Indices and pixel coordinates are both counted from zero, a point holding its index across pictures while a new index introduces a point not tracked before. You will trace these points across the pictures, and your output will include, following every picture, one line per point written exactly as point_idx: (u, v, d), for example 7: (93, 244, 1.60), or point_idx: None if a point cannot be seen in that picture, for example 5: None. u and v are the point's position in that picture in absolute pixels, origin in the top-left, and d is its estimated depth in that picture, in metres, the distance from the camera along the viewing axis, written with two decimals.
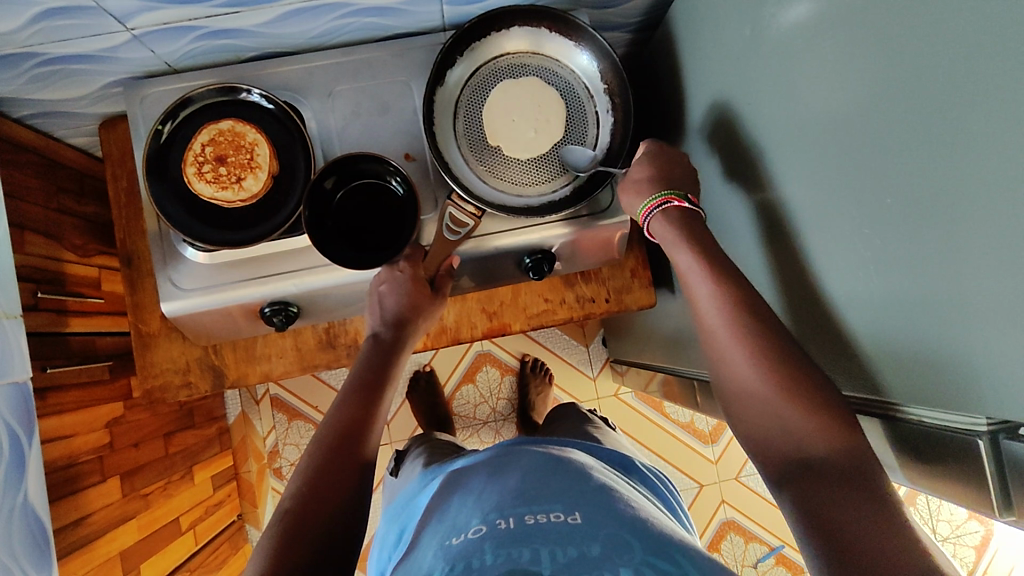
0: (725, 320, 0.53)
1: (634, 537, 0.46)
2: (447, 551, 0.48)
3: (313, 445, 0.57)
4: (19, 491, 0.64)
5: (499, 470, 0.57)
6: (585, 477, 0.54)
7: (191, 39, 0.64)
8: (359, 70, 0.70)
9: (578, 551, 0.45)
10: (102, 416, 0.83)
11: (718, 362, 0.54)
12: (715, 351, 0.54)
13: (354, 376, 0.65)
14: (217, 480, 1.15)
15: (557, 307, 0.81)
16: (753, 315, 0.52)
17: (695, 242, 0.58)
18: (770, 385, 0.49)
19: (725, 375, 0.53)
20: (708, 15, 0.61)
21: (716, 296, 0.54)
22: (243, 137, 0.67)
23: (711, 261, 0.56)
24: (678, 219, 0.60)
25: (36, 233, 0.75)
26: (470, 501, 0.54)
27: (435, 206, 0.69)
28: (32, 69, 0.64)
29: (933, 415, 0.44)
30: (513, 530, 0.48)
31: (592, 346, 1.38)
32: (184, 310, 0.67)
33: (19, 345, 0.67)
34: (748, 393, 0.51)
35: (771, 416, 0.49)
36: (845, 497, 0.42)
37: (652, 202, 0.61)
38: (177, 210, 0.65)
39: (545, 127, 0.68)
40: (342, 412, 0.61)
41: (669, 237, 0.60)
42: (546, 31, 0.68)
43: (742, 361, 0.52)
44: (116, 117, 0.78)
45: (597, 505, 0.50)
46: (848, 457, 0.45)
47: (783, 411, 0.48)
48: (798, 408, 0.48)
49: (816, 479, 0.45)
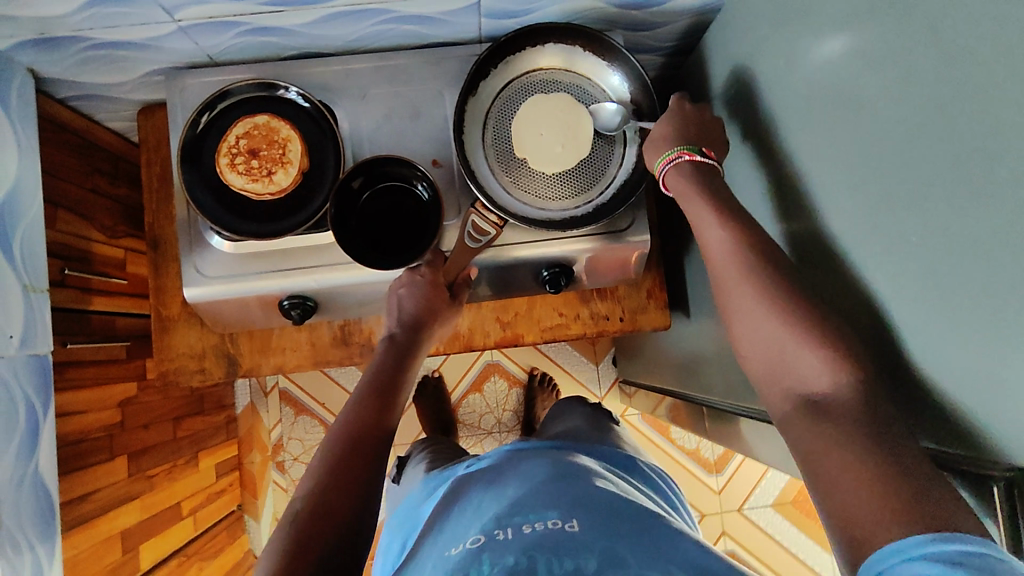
0: (736, 270, 0.52)
1: (628, 553, 0.45)
2: (445, 562, 0.48)
3: (326, 447, 0.58)
4: (31, 461, 0.65)
5: (496, 480, 0.58)
6: (586, 489, 0.54)
7: (235, 34, 0.66)
8: (394, 75, 0.72)
9: (574, 564, 0.44)
10: (116, 395, 0.84)
11: (735, 307, 0.52)
12: (731, 299, 0.52)
13: (370, 379, 0.66)
14: (222, 468, 1.16)
15: (571, 321, 0.82)
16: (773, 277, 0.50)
17: (710, 192, 0.56)
18: (784, 331, 0.48)
19: (736, 326, 0.52)
20: (741, 45, 0.62)
21: (728, 244, 0.53)
22: (277, 132, 0.68)
23: (726, 210, 0.54)
24: (693, 173, 0.58)
25: (68, 211, 0.77)
26: (468, 513, 0.54)
27: (458, 212, 0.70)
28: (78, 53, 0.66)
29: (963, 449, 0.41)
30: (510, 539, 0.48)
31: (602, 365, 1.38)
32: (206, 296, 0.68)
33: (43, 318, 0.70)
34: (765, 336, 0.49)
35: (785, 368, 0.48)
36: (847, 445, 0.41)
37: (665, 157, 0.60)
38: (206, 196, 0.67)
39: (571, 143, 0.69)
40: (357, 413, 0.61)
41: (685, 190, 0.58)
42: (580, 49, 0.69)
43: (753, 311, 0.50)
44: (155, 104, 0.80)
45: (593, 515, 0.50)
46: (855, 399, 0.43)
47: (795, 355, 0.47)
48: (812, 353, 0.46)
49: (821, 424, 0.43)
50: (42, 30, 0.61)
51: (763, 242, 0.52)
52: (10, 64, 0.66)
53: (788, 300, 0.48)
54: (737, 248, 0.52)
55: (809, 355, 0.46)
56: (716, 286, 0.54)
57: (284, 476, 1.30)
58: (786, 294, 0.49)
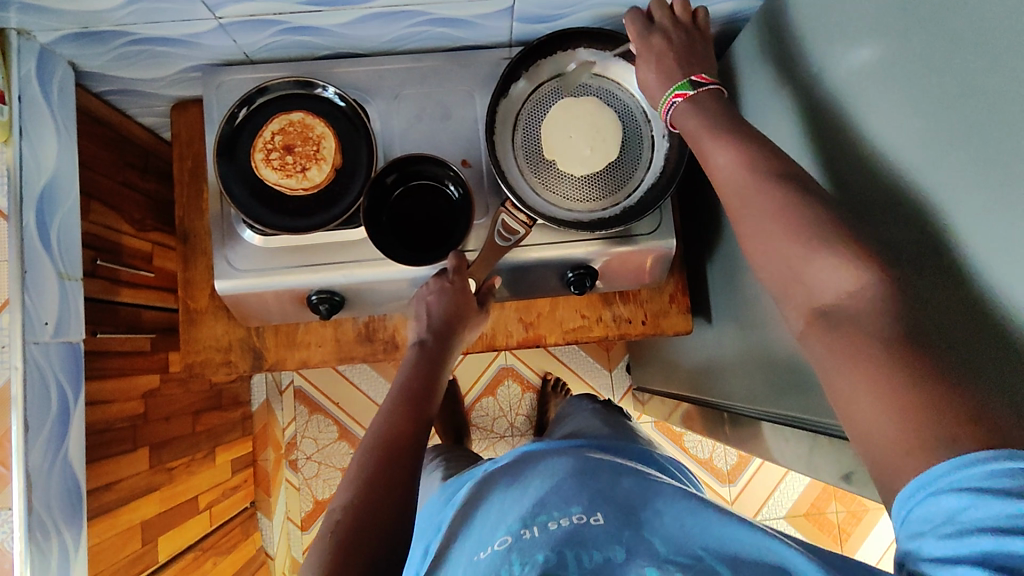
0: (751, 193, 0.49)
1: (653, 536, 0.46)
2: (475, 567, 0.48)
3: (362, 455, 0.58)
4: (61, 447, 0.66)
5: (517, 480, 0.58)
6: (611, 481, 0.54)
7: (272, 32, 0.68)
8: (426, 76, 0.73)
9: (603, 556, 0.45)
10: (140, 386, 0.85)
11: (743, 223, 0.50)
12: (738, 215, 0.50)
13: (399, 387, 0.66)
14: (237, 464, 1.16)
15: (594, 324, 0.83)
16: (778, 185, 0.48)
17: (719, 120, 0.54)
18: (802, 250, 0.45)
19: (750, 243, 0.49)
20: (772, 54, 0.63)
21: (742, 168, 0.50)
22: (311, 129, 0.69)
23: (733, 132, 0.52)
24: (694, 109, 0.56)
25: (101, 203, 0.79)
26: (492, 517, 0.54)
27: (487, 212, 0.71)
28: (119, 47, 0.67)
29: None
30: (536, 537, 0.48)
31: (615, 371, 1.39)
32: (236, 289, 0.69)
33: (76, 306, 0.71)
34: (773, 245, 0.47)
35: (795, 275, 0.46)
36: (866, 364, 0.39)
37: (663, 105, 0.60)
38: (242, 192, 0.68)
39: (601, 146, 0.70)
40: (389, 422, 0.61)
41: (690, 123, 0.56)
42: (611, 55, 0.70)
43: (769, 231, 0.47)
44: (189, 101, 0.82)
45: (614, 505, 0.51)
46: (874, 309, 0.41)
47: (813, 270, 0.44)
48: (832, 266, 0.43)
49: (842, 340, 0.41)
50: (87, 24, 0.62)
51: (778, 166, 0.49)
52: (53, 57, 0.67)
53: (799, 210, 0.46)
54: (744, 169, 0.50)
55: (825, 270, 0.44)
56: (728, 207, 0.51)
57: (296, 474, 1.31)
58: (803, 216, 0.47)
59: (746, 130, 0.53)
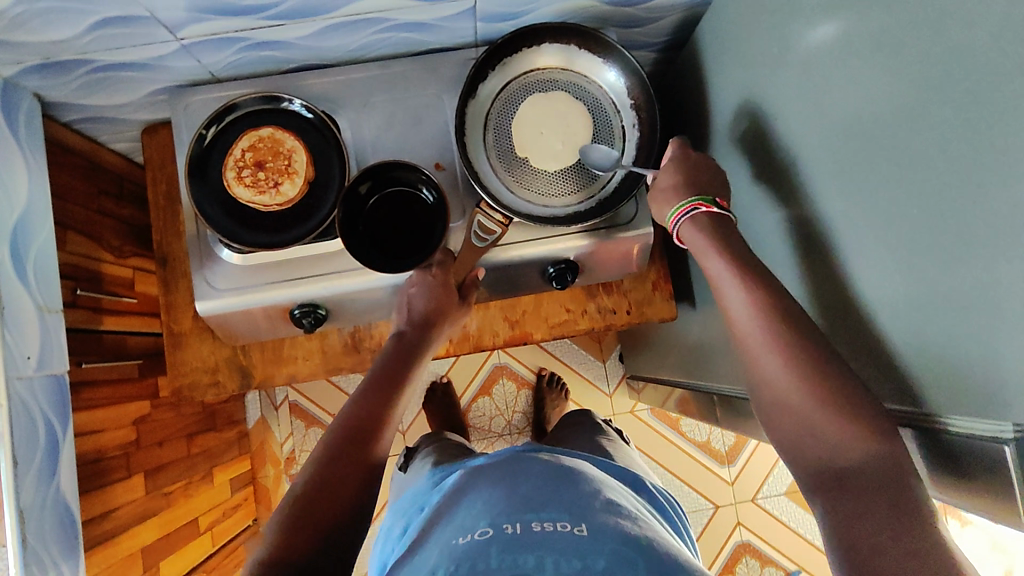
0: (768, 345, 0.52)
1: (637, 554, 0.45)
2: (451, 551, 0.48)
3: (329, 434, 0.60)
4: (52, 480, 0.66)
5: (508, 478, 0.57)
6: (589, 498, 0.53)
7: (237, 49, 0.67)
8: (394, 82, 0.73)
9: (582, 563, 0.45)
10: (131, 412, 0.85)
11: (749, 364, 0.54)
12: (745, 355, 0.54)
13: (375, 370, 0.68)
14: (235, 483, 1.16)
15: (579, 317, 0.83)
16: (784, 323, 0.52)
17: (731, 250, 0.57)
18: (820, 410, 0.49)
19: (763, 392, 0.53)
20: (738, 36, 0.63)
21: (753, 313, 0.53)
22: (281, 143, 0.70)
23: (740, 262, 0.56)
24: (709, 225, 0.59)
25: (77, 233, 0.78)
26: (478, 506, 0.54)
27: (463, 213, 0.71)
28: (84, 75, 0.67)
29: (959, 423, 0.44)
30: (519, 535, 0.48)
31: (608, 362, 1.39)
32: (217, 309, 0.69)
33: (58, 338, 0.71)
34: (781, 397, 0.51)
35: (802, 428, 0.50)
36: (887, 524, 0.43)
37: (681, 208, 0.61)
38: (217, 212, 0.68)
39: (572, 140, 0.71)
40: (361, 405, 0.63)
41: (699, 244, 0.59)
42: (576, 48, 0.70)
43: (784, 387, 0.51)
44: (158, 124, 0.81)
45: (602, 519, 0.50)
46: (886, 471, 0.45)
47: (829, 430, 0.48)
48: (849, 430, 0.47)
49: (857, 500, 0.45)
50: (49, 54, 0.62)
51: (790, 312, 0.52)
52: (17, 90, 0.67)
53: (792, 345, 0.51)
54: (753, 308, 0.53)
55: (839, 432, 0.47)
56: (742, 355, 0.55)
57: None
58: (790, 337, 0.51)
59: (747, 259, 0.56)
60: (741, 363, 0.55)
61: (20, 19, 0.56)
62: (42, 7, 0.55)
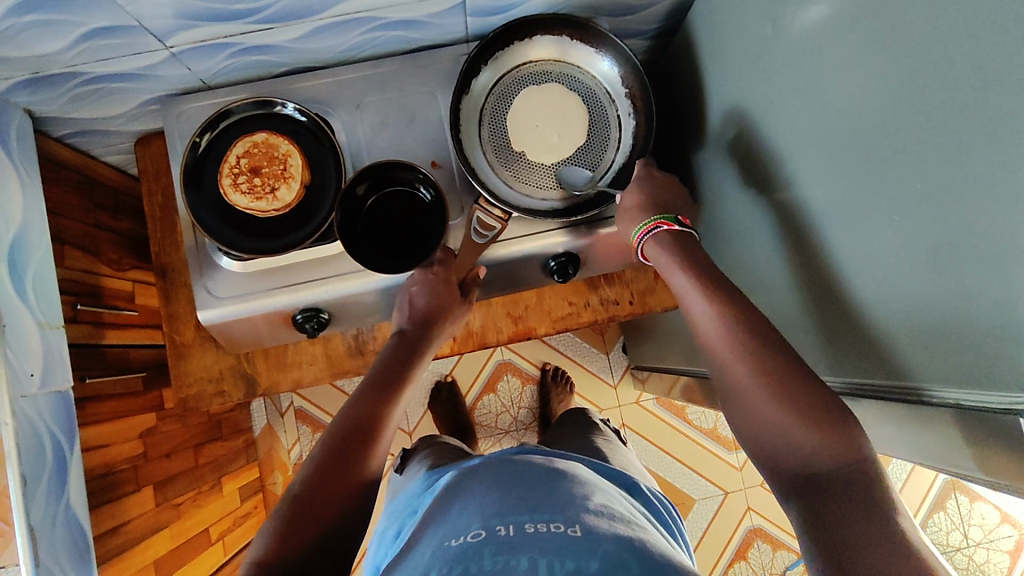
0: (733, 353, 0.54)
1: (631, 558, 0.45)
2: (443, 552, 0.48)
3: (328, 435, 0.60)
4: (62, 496, 0.66)
5: (500, 480, 0.57)
6: (580, 499, 0.53)
7: (226, 55, 0.67)
8: (386, 81, 0.72)
9: (576, 565, 0.44)
10: (138, 425, 0.84)
11: (718, 371, 0.56)
12: (714, 362, 0.57)
13: (375, 369, 0.67)
14: (245, 491, 1.16)
15: (582, 310, 0.83)
16: (744, 329, 0.55)
17: (693, 265, 0.61)
18: (784, 412, 0.50)
19: (736, 402, 0.55)
20: (730, 19, 0.62)
21: (715, 320, 0.57)
22: (277, 148, 0.70)
23: (702, 275, 0.60)
24: (671, 242, 0.63)
25: (75, 248, 0.78)
26: (469, 507, 0.53)
27: (462, 210, 0.71)
28: (73, 89, 0.66)
29: (963, 394, 0.42)
30: (511, 538, 0.48)
31: (612, 353, 1.39)
32: (219, 318, 0.69)
33: (61, 354, 0.71)
34: (745, 398, 0.53)
35: (765, 429, 0.52)
36: (850, 509, 0.44)
37: (644, 227, 0.64)
38: (213, 220, 0.68)
39: (567, 132, 0.70)
40: (363, 406, 0.63)
41: (663, 261, 0.63)
42: (569, 39, 0.70)
43: (751, 394, 0.53)
44: (151, 134, 0.81)
45: (594, 522, 0.49)
46: (849, 467, 0.46)
47: (794, 432, 0.50)
48: (811, 429, 0.49)
49: (823, 496, 0.46)
50: (38, 68, 0.62)
51: (750, 319, 0.55)
52: (7, 106, 0.66)
53: (755, 347, 0.53)
54: (716, 318, 0.56)
55: (799, 428, 0.49)
56: (710, 364, 0.57)
57: None
58: (752, 340, 0.54)
59: (709, 272, 0.60)
60: (713, 376, 0.58)
61: (7, 34, 0.55)
62: (29, 21, 0.54)
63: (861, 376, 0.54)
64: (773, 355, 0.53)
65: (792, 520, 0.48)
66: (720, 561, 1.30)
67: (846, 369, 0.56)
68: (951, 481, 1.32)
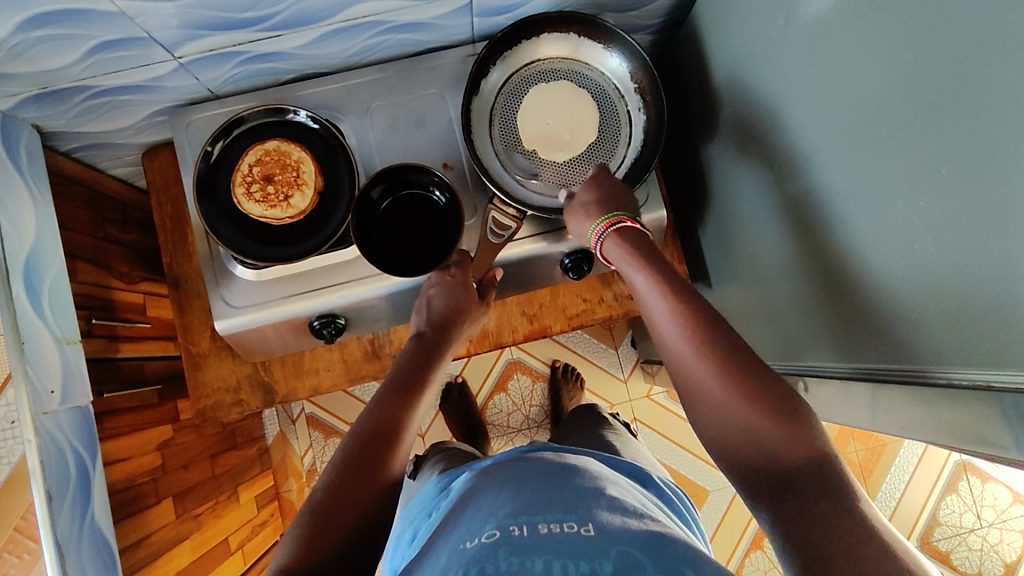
0: (693, 350, 0.53)
1: (645, 555, 0.44)
2: (460, 555, 0.47)
3: (348, 440, 0.60)
4: (86, 511, 0.66)
5: (514, 479, 0.56)
6: (593, 495, 0.53)
7: (234, 64, 0.67)
8: (393, 84, 0.72)
9: (589, 567, 0.43)
10: (156, 438, 0.84)
11: (676, 364, 0.55)
12: (673, 355, 0.55)
13: (394, 374, 0.67)
14: (261, 500, 1.15)
15: (596, 306, 0.83)
16: (706, 321, 0.53)
17: (648, 258, 0.59)
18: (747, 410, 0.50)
19: (694, 397, 0.54)
20: (738, 10, 0.62)
21: (673, 313, 0.55)
22: (289, 155, 0.69)
23: (657, 267, 0.58)
24: (631, 240, 0.61)
25: (87, 262, 0.78)
26: (483, 509, 0.53)
27: (476, 211, 0.71)
28: (81, 102, 0.66)
29: (988, 373, 0.42)
30: (525, 538, 0.47)
31: (621, 348, 1.39)
32: (237, 327, 0.68)
33: (79, 368, 0.70)
34: (705, 392, 0.53)
35: (727, 423, 0.51)
36: (820, 503, 0.44)
37: (604, 222, 0.62)
38: (227, 229, 0.68)
39: (579, 129, 0.71)
40: (382, 408, 0.63)
41: (619, 256, 0.61)
42: (577, 36, 0.70)
43: (711, 391, 0.52)
44: (159, 145, 0.81)
45: (609, 519, 0.49)
46: (815, 466, 0.47)
47: (759, 426, 0.49)
48: (777, 428, 0.49)
49: (791, 494, 0.46)
50: (46, 83, 0.61)
51: (707, 314, 0.54)
52: (15, 122, 0.66)
53: (715, 341, 0.52)
54: (677, 309, 0.55)
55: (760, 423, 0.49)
56: (668, 356, 0.56)
57: None
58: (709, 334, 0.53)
59: (662, 263, 0.59)
60: (669, 369, 0.56)
61: (16, 50, 0.55)
62: (37, 36, 0.54)
63: (876, 362, 0.54)
64: (737, 350, 0.52)
65: (756, 515, 0.48)
66: (737, 552, 1.31)
67: (863, 355, 0.56)
68: (961, 463, 1.32)
